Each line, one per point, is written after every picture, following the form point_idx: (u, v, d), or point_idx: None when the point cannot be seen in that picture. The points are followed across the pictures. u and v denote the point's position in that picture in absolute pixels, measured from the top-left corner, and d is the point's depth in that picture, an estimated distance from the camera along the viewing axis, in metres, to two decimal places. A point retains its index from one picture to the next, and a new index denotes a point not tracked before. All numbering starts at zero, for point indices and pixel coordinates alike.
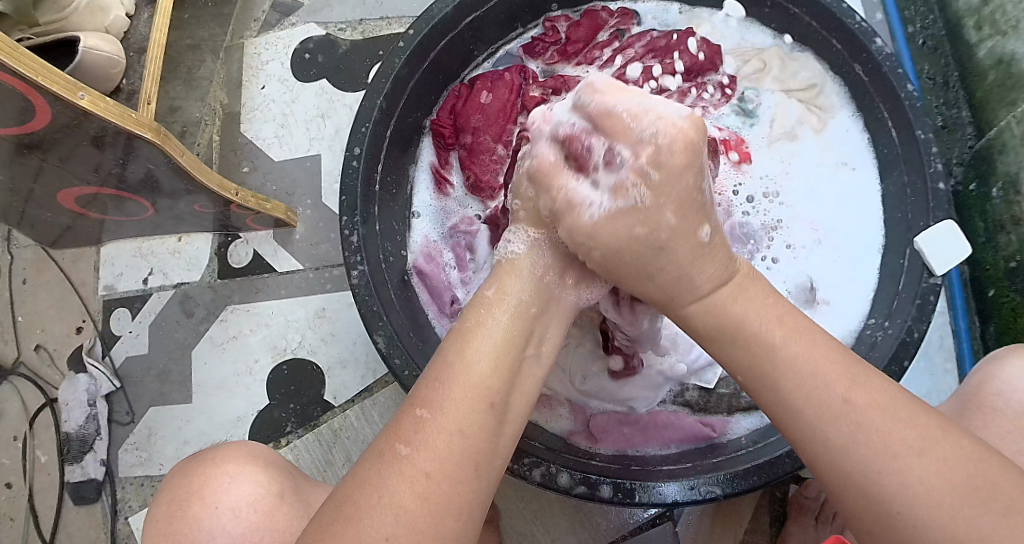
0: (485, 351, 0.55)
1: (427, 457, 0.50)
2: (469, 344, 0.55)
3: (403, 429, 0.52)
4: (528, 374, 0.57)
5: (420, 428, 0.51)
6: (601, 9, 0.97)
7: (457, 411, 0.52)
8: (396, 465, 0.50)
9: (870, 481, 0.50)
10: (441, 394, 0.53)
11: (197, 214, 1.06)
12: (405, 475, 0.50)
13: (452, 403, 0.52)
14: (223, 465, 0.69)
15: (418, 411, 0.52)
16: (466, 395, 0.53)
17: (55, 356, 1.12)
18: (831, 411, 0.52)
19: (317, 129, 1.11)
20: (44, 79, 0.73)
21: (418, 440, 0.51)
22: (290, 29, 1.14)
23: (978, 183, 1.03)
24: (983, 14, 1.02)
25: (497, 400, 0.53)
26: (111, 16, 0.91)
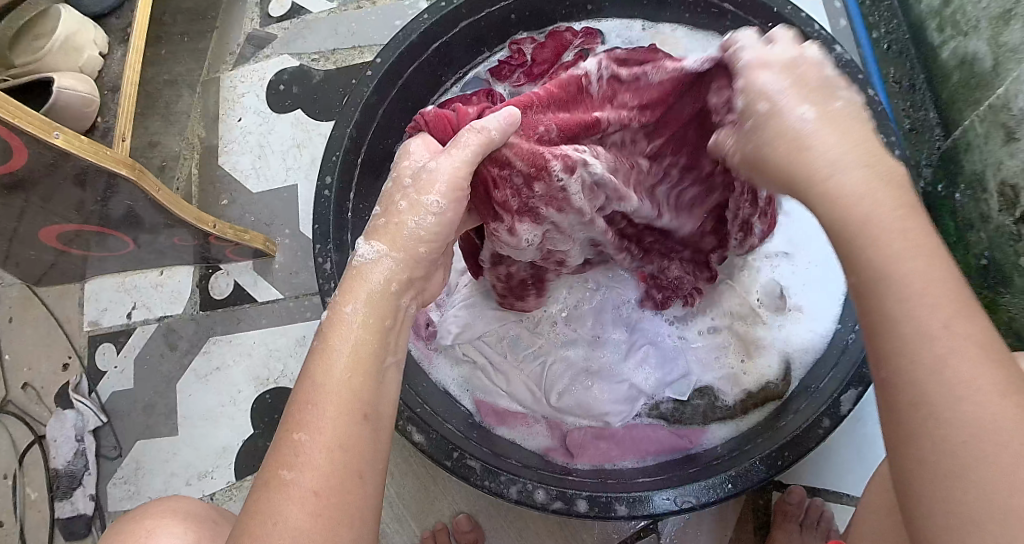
0: (347, 354, 0.51)
1: (312, 476, 0.47)
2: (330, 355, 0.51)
3: (281, 455, 0.48)
4: (392, 383, 0.53)
5: (302, 452, 0.47)
6: (566, 29, 0.98)
7: (333, 424, 0.48)
8: (283, 491, 0.46)
9: (927, 390, 0.44)
10: (319, 412, 0.48)
11: (178, 247, 1.07)
12: (294, 498, 0.46)
13: (327, 419, 0.48)
14: (148, 521, 0.67)
15: (296, 435, 0.48)
16: (342, 410, 0.49)
17: (43, 392, 1.13)
18: (924, 327, 0.45)
19: (294, 158, 1.12)
20: (19, 121, 0.75)
21: (300, 462, 0.47)
22: (265, 61, 1.16)
23: (948, 183, 1.05)
24: (943, 16, 1.03)
25: (368, 407, 0.50)
26: (85, 57, 0.93)
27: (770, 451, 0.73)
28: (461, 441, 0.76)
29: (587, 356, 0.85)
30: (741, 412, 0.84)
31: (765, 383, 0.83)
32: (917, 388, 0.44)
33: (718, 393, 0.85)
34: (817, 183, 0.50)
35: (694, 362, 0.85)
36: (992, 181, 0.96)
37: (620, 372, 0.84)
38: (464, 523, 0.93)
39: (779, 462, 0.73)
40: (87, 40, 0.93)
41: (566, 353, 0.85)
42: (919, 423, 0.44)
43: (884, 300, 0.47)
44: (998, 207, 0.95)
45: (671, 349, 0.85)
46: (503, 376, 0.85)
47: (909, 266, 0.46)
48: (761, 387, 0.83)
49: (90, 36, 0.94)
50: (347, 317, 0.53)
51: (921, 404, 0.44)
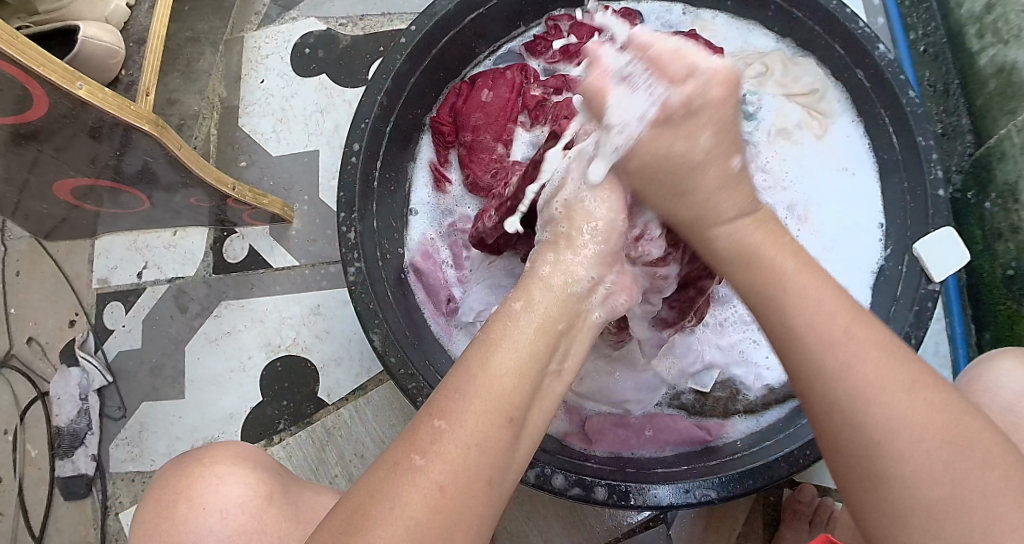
0: (511, 355, 0.51)
1: (442, 467, 0.45)
2: (488, 354, 0.50)
3: (418, 438, 0.47)
4: (550, 393, 0.53)
5: (438, 440, 0.46)
6: (606, 8, 0.95)
7: (475, 421, 0.47)
8: (409, 477, 0.45)
9: (870, 432, 0.46)
10: (458, 402, 0.47)
11: (194, 208, 1.05)
12: (420, 486, 0.44)
13: (472, 413, 0.47)
14: (218, 465, 0.68)
15: (436, 421, 0.47)
16: (485, 408, 0.48)
17: (48, 348, 1.11)
18: (849, 381, 0.48)
19: (316, 124, 1.10)
20: (39, 67, 0.72)
21: (433, 451, 0.46)
22: (290, 23, 1.13)
23: (977, 191, 1.03)
24: (984, 22, 1.02)
25: (515, 416, 0.48)
26: (110, 7, 0.91)
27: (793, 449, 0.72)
28: None
29: (614, 343, 0.81)
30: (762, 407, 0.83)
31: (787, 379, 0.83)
32: (871, 433, 0.46)
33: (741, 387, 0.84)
34: (722, 220, 0.56)
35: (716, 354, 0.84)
36: None
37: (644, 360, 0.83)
38: None
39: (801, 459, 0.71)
40: None
41: None
42: (870, 468, 0.46)
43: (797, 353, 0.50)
44: None
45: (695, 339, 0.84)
46: None
47: (794, 274, 0.52)
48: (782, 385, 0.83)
49: None
50: (528, 313, 0.54)
51: (872, 448, 0.46)
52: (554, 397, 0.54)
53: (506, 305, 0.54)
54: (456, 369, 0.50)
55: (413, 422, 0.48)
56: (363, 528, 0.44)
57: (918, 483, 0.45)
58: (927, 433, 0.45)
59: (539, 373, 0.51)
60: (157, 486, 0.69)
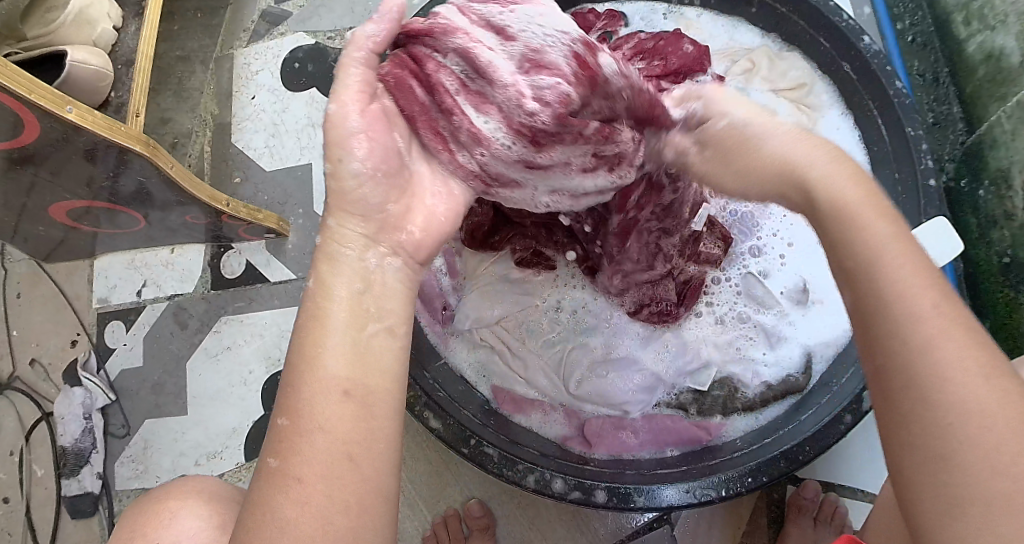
0: (345, 339, 0.49)
1: (307, 460, 0.45)
2: (317, 357, 0.49)
3: (274, 445, 0.47)
4: (378, 350, 0.50)
5: (305, 444, 0.46)
6: (590, 11, 0.95)
7: (322, 411, 0.47)
8: (281, 481, 0.45)
9: (919, 390, 0.45)
10: (304, 397, 0.47)
11: (189, 225, 1.06)
12: (298, 486, 0.45)
13: (320, 405, 0.47)
14: (174, 501, 0.68)
15: (279, 421, 0.47)
16: (319, 391, 0.47)
17: (50, 369, 1.11)
18: (897, 343, 0.47)
19: (308, 138, 1.11)
20: (30, 93, 0.73)
21: (289, 451, 0.46)
22: (279, 38, 1.14)
23: (970, 179, 1.03)
24: (971, 9, 1.01)
25: (354, 388, 0.48)
26: (98, 30, 0.91)
27: (790, 446, 0.72)
28: (477, 427, 0.74)
29: (604, 346, 0.84)
30: (761, 404, 0.82)
31: (785, 375, 0.83)
32: (931, 382, 0.45)
33: (739, 385, 0.83)
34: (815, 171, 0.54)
35: (713, 352, 0.84)
36: (1018, 178, 0.94)
37: (641, 359, 0.84)
38: (476, 509, 0.93)
39: (800, 457, 0.71)
40: (100, 13, 0.91)
41: (587, 342, 0.84)
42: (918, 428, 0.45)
43: (858, 282, 0.50)
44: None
45: (692, 339, 0.84)
46: (522, 362, 0.84)
47: (890, 249, 0.49)
48: (781, 381, 0.82)
49: (103, 8, 0.92)
50: (332, 289, 0.51)
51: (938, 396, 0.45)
52: (393, 353, 0.51)
53: (326, 257, 0.53)
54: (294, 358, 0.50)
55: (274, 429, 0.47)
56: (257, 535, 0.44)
57: (959, 462, 0.43)
58: (967, 400, 0.44)
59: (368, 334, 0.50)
60: (129, 518, 0.70)
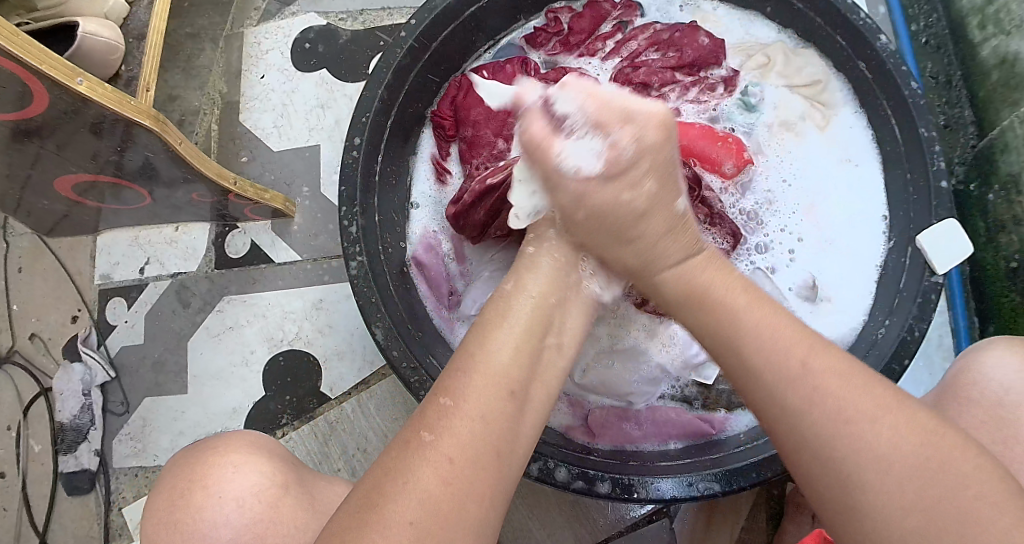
0: (509, 341, 0.56)
1: (449, 443, 0.50)
2: (479, 356, 0.55)
3: (426, 416, 0.52)
4: (546, 371, 0.58)
5: (446, 417, 0.51)
6: (605, 1, 0.96)
7: (478, 398, 0.52)
8: (420, 453, 0.49)
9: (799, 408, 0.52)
10: (465, 383, 0.53)
11: (195, 203, 1.05)
12: (430, 459, 0.49)
13: (474, 390, 0.53)
14: (235, 454, 0.68)
15: (442, 400, 0.52)
16: (488, 382, 0.53)
17: (50, 344, 1.11)
18: (786, 371, 0.53)
19: (316, 119, 1.10)
20: (40, 62, 0.72)
21: (441, 427, 0.51)
22: (291, 18, 1.13)
23: (979, 183, 1.03)
24: (986, 13, 1.01)
25: (517, 389, 0.54)
26: (109, 2, 0.90)
27: None
28: None
29: (612, 336, 0.83)
30: None
31: None
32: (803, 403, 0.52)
33: None
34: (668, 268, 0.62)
35: None
36: None
37: (647, 351, 0.83)
38: None
39: None
40: None
41: (593, 332, 0.84)
42: (823, 439, 0.50)
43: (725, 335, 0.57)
44: None
45: None
46: None
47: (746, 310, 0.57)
48: None
49: None
50: (524, 290, 0.61)
51: (811, 412, 0.51)
52: (554, 377, 0.59)
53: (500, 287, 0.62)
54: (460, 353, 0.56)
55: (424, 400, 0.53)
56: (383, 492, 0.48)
57: (869, 471, 0.49)
58: (863, 411, 0.50)
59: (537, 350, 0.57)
60: (174, 474, 0.68)
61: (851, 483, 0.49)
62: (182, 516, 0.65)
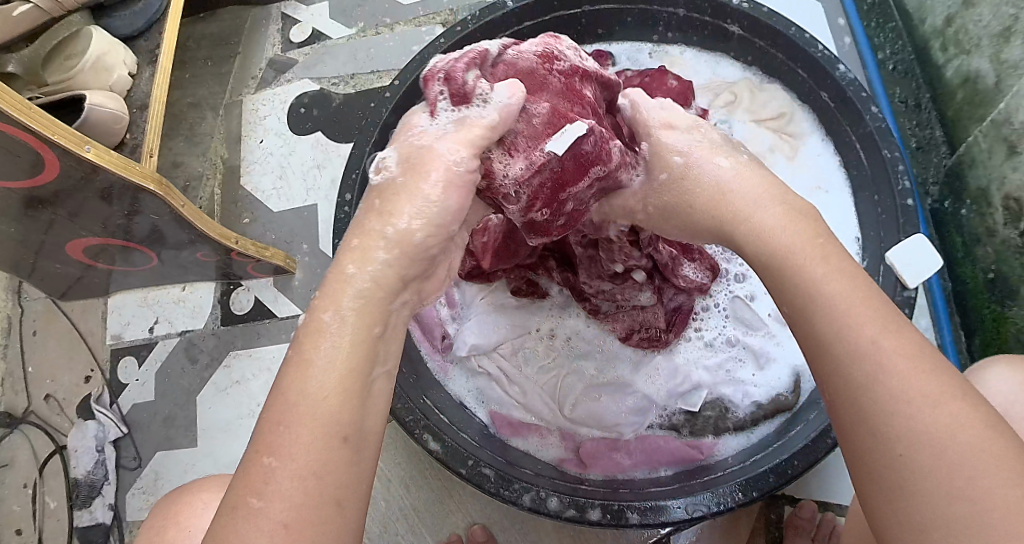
0: (332, 365, 0.48)
1: (281, 508, 0.44)
2: (289, 395, 0.47)
3: (252, 481, 0.45)
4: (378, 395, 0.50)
5: (271, 480, 0.45)
6: None
7: (310, 452, 0.46)
8: (249, 522, 0.44)
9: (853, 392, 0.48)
10: (291, 437, 0.46)
11: (200, 262, 1.10)
12: (264, 529, 0.44)
13: (301, 445, 0.46)
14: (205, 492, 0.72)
15: (266, 460, 0.46)
16: (306, 425, 0.46)
17: (64, 404, 1.15)
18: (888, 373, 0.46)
19: (314, 179, 1.16)
20: (50, 132, 0.77)
21: (269, 492, 0.45)
22: (286, 85, 1.20)
23: (953, 200, 1.06)
24: (946, 37, 1.05)
25: (349, 432, 0.47)
26: (115, 76, 0.97)
27: (780, 460, 0.74)
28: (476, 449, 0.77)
29: (598, 369, 0.86)
30: (752, 423, 0.85)
31: (774, 394, 0.85)
32: (870, 399, 0.47)
33: (729, 406, 0.86)
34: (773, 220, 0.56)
35: (705, 374, 0.86)
36: (996, 196, 0.97)
37: (635, 382, 0.86)
38: (479, 534, 0.95)
39: (788, 471, 0.73)
40: (117, 60, 0.97)
41: (580, 366, 0.87)
42: (909, 443, 0.45)
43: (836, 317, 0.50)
44: (1003, 221, 0.96)
45: (684, 361, 0.87)
46: (517, 387, 0.86)
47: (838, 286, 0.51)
48: (770, 399, 0.85)
49: (120, 55, 0.98)
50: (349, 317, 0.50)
51: (875, 411, 0.47)
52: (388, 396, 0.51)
53: (316, 314, 0.50)
54: (278, 396, 0.48)
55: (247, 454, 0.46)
56: None
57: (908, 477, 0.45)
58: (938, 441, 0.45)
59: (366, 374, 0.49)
60: (160, 516, 0.72)
61: (904, 485, 0.45)
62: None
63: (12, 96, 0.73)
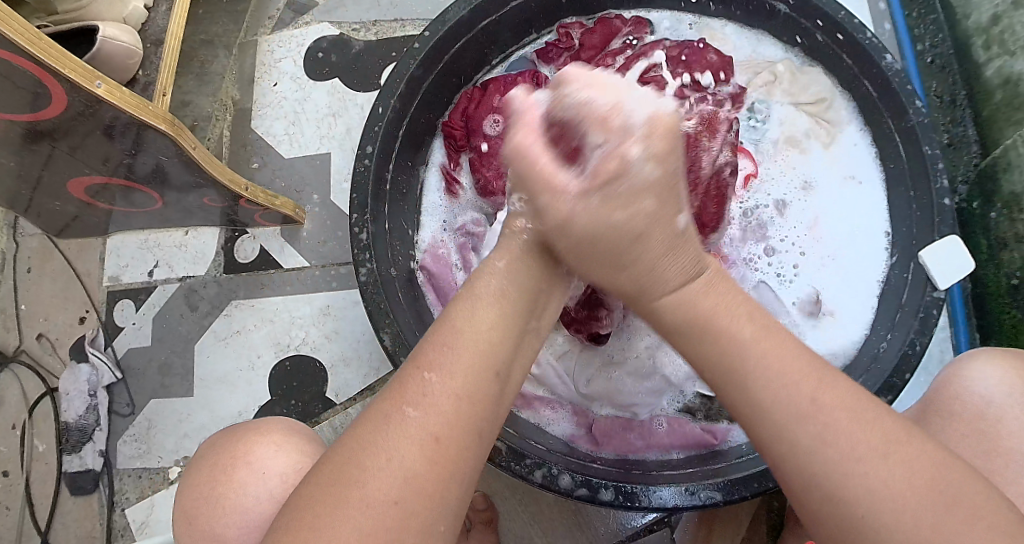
0: (495, 308, 0.55)
1: (434, 420, 0.50)
2: (453, 323, 0.54)
3: (408, 393, 0.51)
4: (528, 348, 0.57)
5: (427, 394, 0.51)
6: (616, 16, 0.95)
7: (462, 377, 0.52)
8: (403, 428, 0.50)
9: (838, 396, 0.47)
10: (449, 361, 0.52)
11: (206, 208, 1.06)
12: (416, 435, 0.49)
13: (460, 371, 0.52)
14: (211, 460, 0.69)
15: (426, 375, 0.51)
16: (473, 362, 0.52)
17: (57, 345, 1.12)
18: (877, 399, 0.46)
19: (328, 128, 1.11)
20: (60, 66, 0.73)
21: (424, 403, 0.50)
22: (304, 27, 1.15)
23: (981, 202, 1.03)
24: (992, 34, 1.02)
25: (501, 370, 0.54)
26: (129, 8, 0.92)
27: None
28: None
29: (618, 348, 0.85)
30: None
31: None
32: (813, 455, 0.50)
33: None
34: None
35: None
36: None
37: (651, 363, 0.84)
38: (480, 502, 0.92)
39: None
40: None
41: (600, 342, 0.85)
42: None
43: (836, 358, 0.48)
44: None
45: None
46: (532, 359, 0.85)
47: None
48: None
49: None
50: None
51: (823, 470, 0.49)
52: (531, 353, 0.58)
53: (491, 262, 0.58)
54: (443, 327, 0.55)
55: (404, 370, 0.53)
56: (355, 460, 0.49)
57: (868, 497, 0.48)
58: None
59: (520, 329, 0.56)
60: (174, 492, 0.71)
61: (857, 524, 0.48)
62: (223, 490, 0.66)
63: (20, 22, 0.68)
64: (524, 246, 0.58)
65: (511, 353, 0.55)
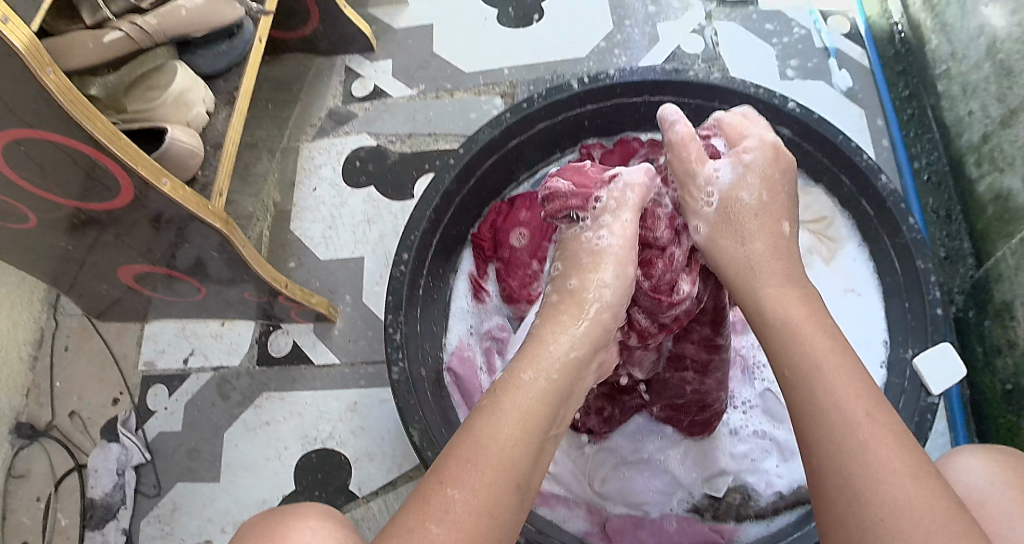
0: (514, 422, 0.59)
1: (452, 533, 0.53)
2: (478, 433, 0.58)
3: (430, 508, 0.54)
4: (547, 455, 0.61)
5: (452, 508, 0.54)
6: (633, 138, 1.04)
7: (485, 488, 0.55)
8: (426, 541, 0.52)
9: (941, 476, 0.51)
10: (464, 472, 0.56)
11: (244, 301, 1.13)
12: None
13: (480, 482, 0.55)
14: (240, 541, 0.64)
15: (449, 489, 0.55)
16: (496, 469, 0.56)
17: (89, 422, 1.17)
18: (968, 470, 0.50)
19: (363, 232, 1.19)
20: (134, 163, 0.81)
21: (446, 517, 0.53)
22: (343, 137, 1.25)
23: (976, 311, 1.09)
24: (982, 153, 1.09)
25: (522, 481, 0.57)
26: (192, 113, 1.01)
27: None
28: None
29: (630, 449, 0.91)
30: (772, 513, 0.87)
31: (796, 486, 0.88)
32: None
33: (753, 493, 0.88)
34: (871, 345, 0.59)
35: (730, 460, 0.90)
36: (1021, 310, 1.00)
37: (662, 463, 0.90)
38: None
39: None
40: (197, 97, 1.02)
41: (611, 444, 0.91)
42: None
43: None
44: None
45: (711, 447, 0.90)
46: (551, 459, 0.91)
47: None
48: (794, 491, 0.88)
49: (200, 93, 1.02)
50: None
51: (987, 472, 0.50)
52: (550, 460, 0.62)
53: (518, 374, 0.63)
54: (465, 439, 0.59)
55: (426, 483, 0.56)
56: None
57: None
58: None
59: (540, 438, 0.60)
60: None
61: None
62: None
63: (106, 124, 0.77)
64: (556, 367, 0.65)
65: (534, 456, 0.59)
